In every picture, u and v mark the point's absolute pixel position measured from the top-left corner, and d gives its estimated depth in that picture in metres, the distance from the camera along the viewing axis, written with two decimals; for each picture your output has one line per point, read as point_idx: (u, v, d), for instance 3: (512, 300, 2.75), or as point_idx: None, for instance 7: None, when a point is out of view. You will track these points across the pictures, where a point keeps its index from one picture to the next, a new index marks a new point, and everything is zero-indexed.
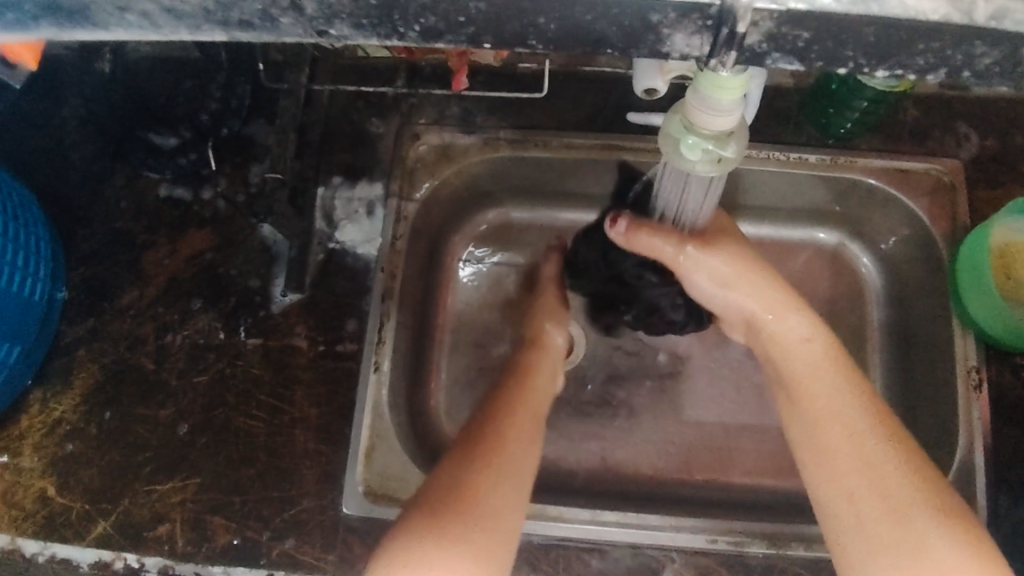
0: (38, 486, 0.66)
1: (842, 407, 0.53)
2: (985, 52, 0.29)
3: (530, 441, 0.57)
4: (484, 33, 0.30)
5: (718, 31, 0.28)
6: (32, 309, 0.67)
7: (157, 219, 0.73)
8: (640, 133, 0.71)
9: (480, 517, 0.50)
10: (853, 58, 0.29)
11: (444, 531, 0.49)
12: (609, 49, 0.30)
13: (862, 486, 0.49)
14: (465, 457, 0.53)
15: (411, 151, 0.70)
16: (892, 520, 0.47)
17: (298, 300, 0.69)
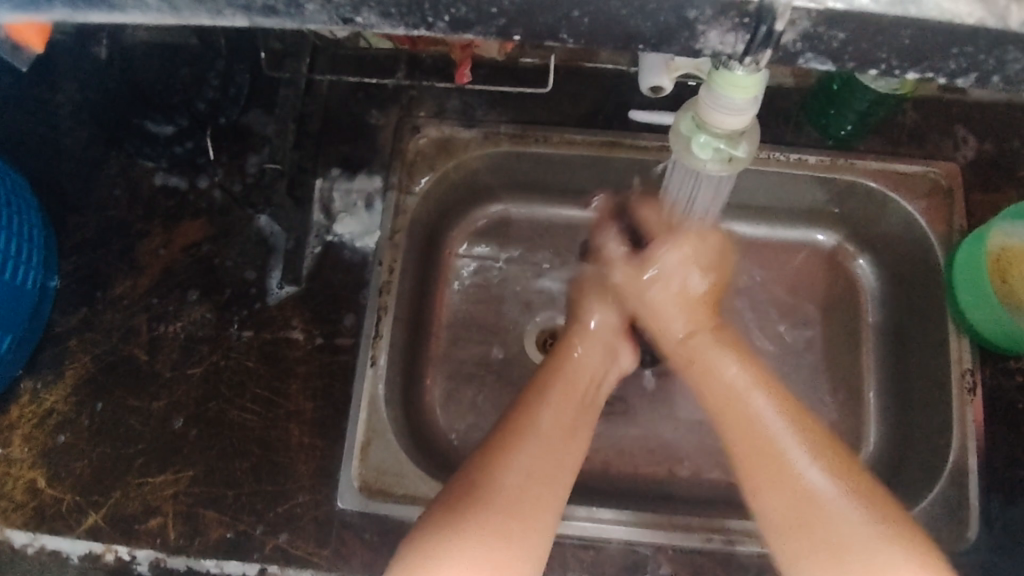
0: (28, 478, 0.65)
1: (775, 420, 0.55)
2: (1017, 58, 0.29)
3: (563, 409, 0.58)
4: (514, 26, 0.30)
5: (755, 29, 0.28)
6: (26, 295, 0.66)
7: (152, 207, 0.72)
8: (642, 130, 0.71)
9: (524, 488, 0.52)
10: (886, 59, 0.29)
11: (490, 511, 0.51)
12: (641, 45, 0.30)
13: (782, 497, 0.52)
14: (510, 443, 0.54)
15: (410, 144, 0.70)
16: (808, 522, 0.51)
17: (295, 292, 0.69)
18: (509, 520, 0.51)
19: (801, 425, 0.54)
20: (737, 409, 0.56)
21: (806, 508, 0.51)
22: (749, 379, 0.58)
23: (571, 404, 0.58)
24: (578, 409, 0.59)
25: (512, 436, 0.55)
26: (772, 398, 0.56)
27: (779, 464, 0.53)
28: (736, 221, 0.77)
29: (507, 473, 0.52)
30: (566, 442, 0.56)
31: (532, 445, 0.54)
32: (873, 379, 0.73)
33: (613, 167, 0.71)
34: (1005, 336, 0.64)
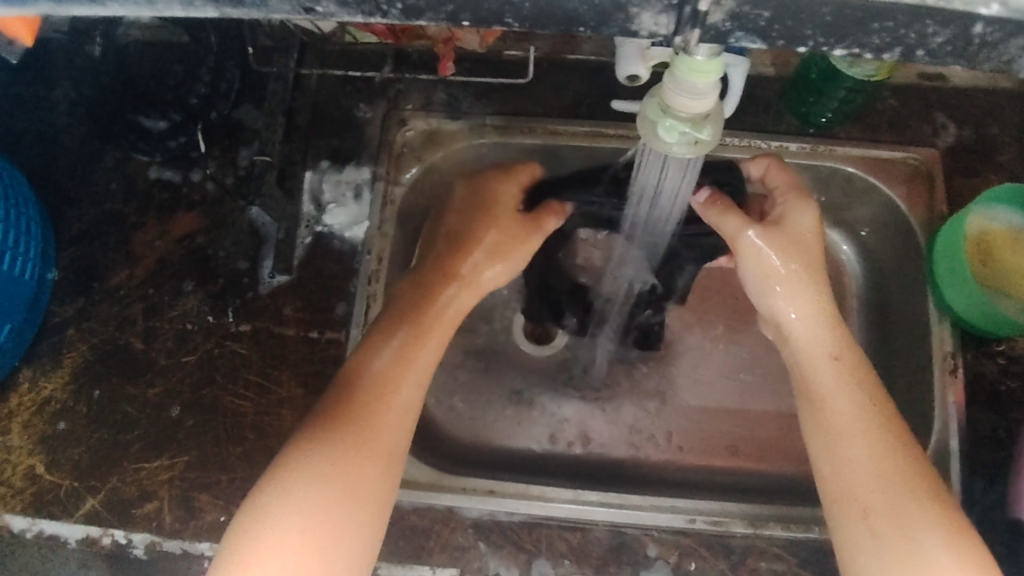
0: (27, 464, 0.66)
1: (842, 390, 0.57)
2: (937, 31, 0.30)
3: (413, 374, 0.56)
4: (462, 12, 0.31)
5: (682, 9, 0.29)
6: (22, 286, 0.67)
7: (147, 200, 0.74)
8: (623, 120, 0.72)
9: (365, 453, 0.52)
10: (812, 36, 0.30)
11: (337, 471, 0.50)
12: (581, 27, 0.31)
13: (869, 484, 0.53)
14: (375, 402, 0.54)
15: (398, 136, 0.71)
16: (894, 526, 0.51)
17: (287, 281, 0.70)
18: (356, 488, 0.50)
19: (891, 425, 0.55)
20: (826, 391, 0.57)
21: (891, 506, 0.51)
22: (856, 375, 0.57)
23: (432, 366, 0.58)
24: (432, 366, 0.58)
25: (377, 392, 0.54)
26: (879, 395, 0.57)
27: (867, 446, 0.54)
28: None
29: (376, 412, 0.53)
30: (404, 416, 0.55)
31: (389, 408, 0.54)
32: None
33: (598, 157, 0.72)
34: (1011, 326, 0.64)
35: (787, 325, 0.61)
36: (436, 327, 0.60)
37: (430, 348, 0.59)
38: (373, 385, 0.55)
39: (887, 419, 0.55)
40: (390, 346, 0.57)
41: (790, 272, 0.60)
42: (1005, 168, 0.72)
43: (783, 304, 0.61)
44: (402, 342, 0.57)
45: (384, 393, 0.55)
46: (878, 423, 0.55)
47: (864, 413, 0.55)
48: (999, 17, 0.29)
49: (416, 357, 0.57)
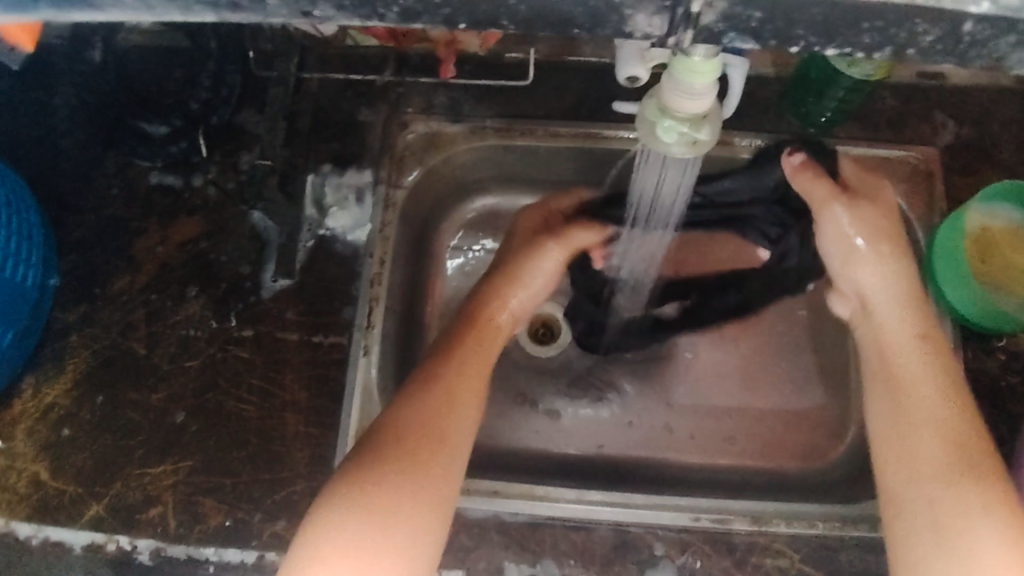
0: (31, 471, 0.67)
1: (925, 381, 0.56)
2: (927, 30, 0.30)
3: (451, 421, 0.56)
4: (458, 15, 0.31)
5: (676, 11, 0.30)
6: (25, 292, 0.68)
7: (149, 206, 0.74)
8: (623, 121, 0.73)
9: (402, 486, 0.51)
10: (804, 36, 0.31)
11: (366, 501, 0.50)
12: (576, 29, 0.31)
13: (937, 482, 0.51)
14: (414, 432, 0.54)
15: (399, 139, 0.71)
16: (962, 520, 0.49)
17: (289, 285, 0.71)
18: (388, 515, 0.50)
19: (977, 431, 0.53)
20: (911, 385, 0.56)
21: (961, 504, 0.49)
22: (941, 375, 0.56)
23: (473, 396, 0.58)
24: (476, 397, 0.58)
25: (417, 423, 0.54)
26: (966, 400, 0.55)
27: (943, 443, 0.52)
28: None
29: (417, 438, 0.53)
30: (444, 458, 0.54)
31: (431, 437, 0.54)
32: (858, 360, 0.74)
33: (598, 158, 0.73)
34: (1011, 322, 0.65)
35: (868, 299, 0.61)
36: (484, 356, 0.60)
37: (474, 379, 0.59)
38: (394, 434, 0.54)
39: (973, 423, 0.53)
40: (439, 375, 0.57)
41: (868, 250, 0.61)
42: (1005, 165, 0.72)
43: (864, 283, 0.62)
44: (444, 375, 0.57)
45: (412, 437, 0.54)
46: (969, 433, 0.53)
47: (948, 415, 0.54)
48: (988, 14, 0.29)
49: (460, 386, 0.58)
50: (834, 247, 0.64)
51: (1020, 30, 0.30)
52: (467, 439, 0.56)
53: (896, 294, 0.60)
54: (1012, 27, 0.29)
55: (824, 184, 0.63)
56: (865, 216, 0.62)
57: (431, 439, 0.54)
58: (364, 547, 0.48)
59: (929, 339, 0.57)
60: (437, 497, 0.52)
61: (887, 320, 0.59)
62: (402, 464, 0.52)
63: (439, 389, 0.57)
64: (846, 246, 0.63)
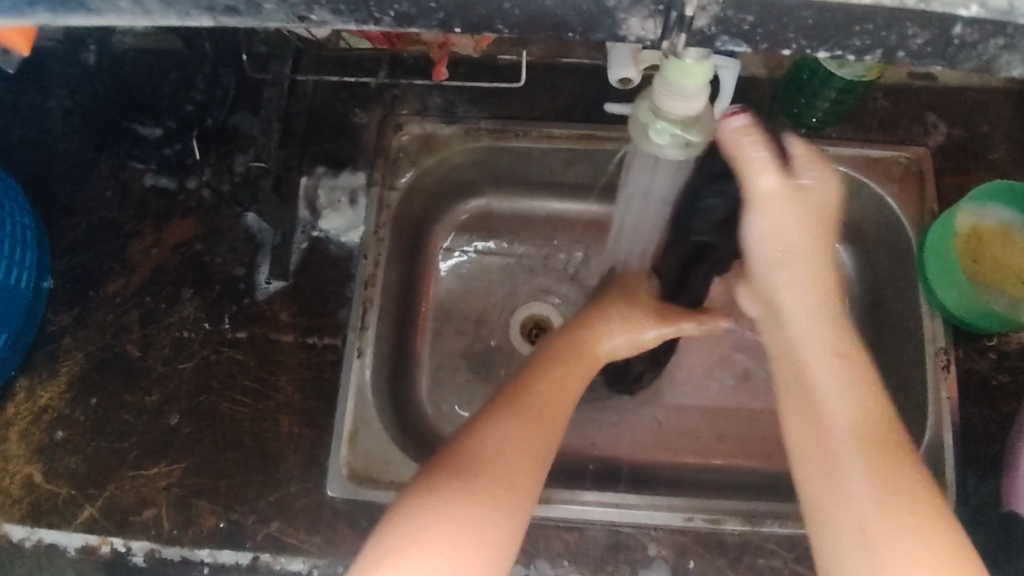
0: (24, 473, 0.67)
1: (830, 377, 0.50)
2: (917, 33, 0.30)
3: (524, 438, 0.55)
4: (454, 18, 0.31)
5: (669, 14, 0.30)
6: (18, 294, 0.68)
7: (143, 208, 0.74)
8: (617, 122, 0.73)
9: (469, 495, 0.51)
10: (795, 40, 0.31)
11: (437, 507, 0.50)
12: (570, 33, 0.31)
13: (847, 497, 0.47)
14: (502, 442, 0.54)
15: (393, 141, 0.71)
16: (897, 543, 0.44)
17: (283, 286, 0.71)
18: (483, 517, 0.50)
19: (892, 433, 0.48)
20: (827, 394, 0.50)
21: (882, 516, 0.45)
22: (853, 373, 0.50)
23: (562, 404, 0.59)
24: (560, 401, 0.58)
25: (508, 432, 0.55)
26: (879, 398, 0.50)
27: (867, 458, 0.47)
28: None
29: (499, 444, 0.54)
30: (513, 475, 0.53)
31: (517, 448, 0.55)
32: None
33: (592, 159, 0.73)
34: (1002, 323, 0.65)
35: (776, 293, 0.55)
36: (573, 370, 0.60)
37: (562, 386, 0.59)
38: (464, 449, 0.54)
39: (885, 419, 0.49)
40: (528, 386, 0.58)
41: (801, 240, 0.54)
42: (996, 166, 0.72)
43: (779, 277, 0.54)
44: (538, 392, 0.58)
45: (481, 454, 0.54)
46: (886, 431, 0.48)
47: (864, 420, 0.49)
48: (977, 18, 0.29)
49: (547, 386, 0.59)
50: (761, 237, 0.55)
51: (1009, 34, 0.30)
52: (540, 462, 0.55)
53: (810, 290, 0.54)
54: (1001, 30, 0.30)
55: (767, 148, 0.53)
56: (780, 211, 0.54)
57: (497, 456, 0.54)
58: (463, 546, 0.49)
59: (826, 332, 0.52)
60: (506, 513, 0.51)
61: (789, 321, 0.53)
62: (472, 475, 0.52)
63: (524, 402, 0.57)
64: (768, 224, 0.54)
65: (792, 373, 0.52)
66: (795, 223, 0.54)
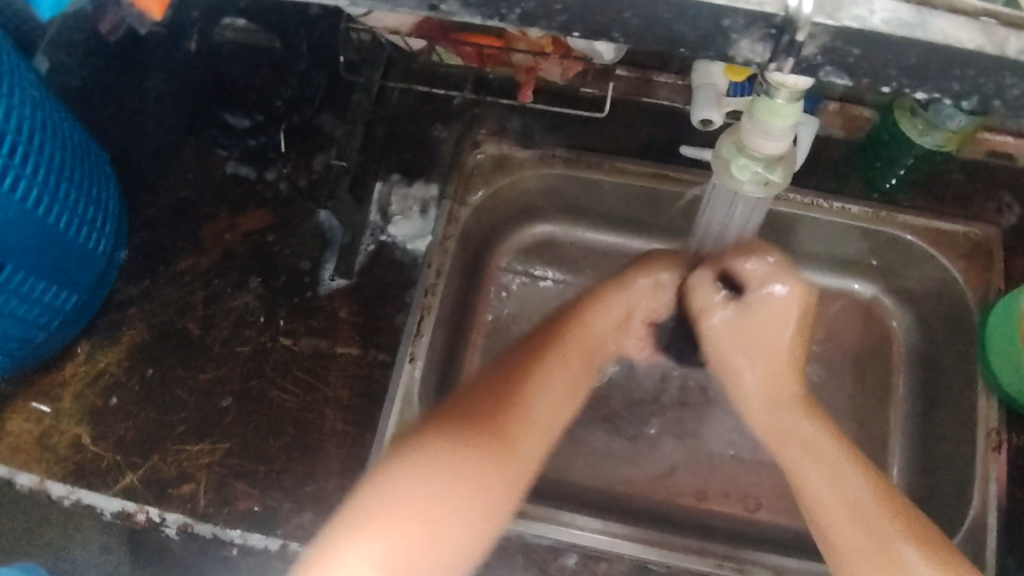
0: (72, 434, 0.69)
1: (820, 436, 0.61)
2: (1014, 83, 0.31)
3: (532, 413, 0.61)
4: (574, 24, 0.33)
5: (779, 39, 0.31)
6: (93, 260, 0.70)
7: (221, 193, 0.77)
8: (689, 166, 0.74)
9: (464, 459, 0.57)
10: (896, 77, 0.32)
11: (424, 462, 0.57)
12: (683, 49, 0.33)
13: (857, 533, 0.57)
14: (505, 415, 0.60)
15: (469, 158, 0.73)
16: (880, 559, 0.56)
17: (346, 285, 0.73)
18: (454, 491, 0.56)
19: (862, 466, 0.60)
20: (807, 450, 0.61)
21: (882, 554, 0.56)
22: (820, 425, 0.62)
23: (579, 372, 0.65)
24: (573, 369, 0.65)
25: (516, 402, 0.61)
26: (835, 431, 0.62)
27: (867, 512, 0.58)
28: None
29: (506, 416, 0.60)
30: (466, 480, 0.57)
31: (523, 428, 0.60)
32: (897, 432, 0.73)
33: (662, 199, 0.74)
34: None
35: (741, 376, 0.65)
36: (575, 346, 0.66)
37: (571, 367, 0.64)
38: (408, 475, 0.56)
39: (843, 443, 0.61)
40: (549, 354, 0.64)
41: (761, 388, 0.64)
42: None
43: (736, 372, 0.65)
44: (553, 362, 0.64)
45: (426, 464, 0.56)
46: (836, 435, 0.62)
47: (852, 458, 0.60)
48: None
49: (562, 364, 0.64)
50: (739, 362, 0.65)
51: None
52: (539, 440, 0.61)
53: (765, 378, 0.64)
54: None
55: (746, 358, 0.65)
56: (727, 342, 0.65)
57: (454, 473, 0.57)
58: (427, 497, 0.55)
59: (800, 400, 0.64)
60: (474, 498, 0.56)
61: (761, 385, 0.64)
62: (475, 433, 0.59)
63: (542, 367, 0.63)
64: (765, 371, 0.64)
65: (781, 435, 0.63)
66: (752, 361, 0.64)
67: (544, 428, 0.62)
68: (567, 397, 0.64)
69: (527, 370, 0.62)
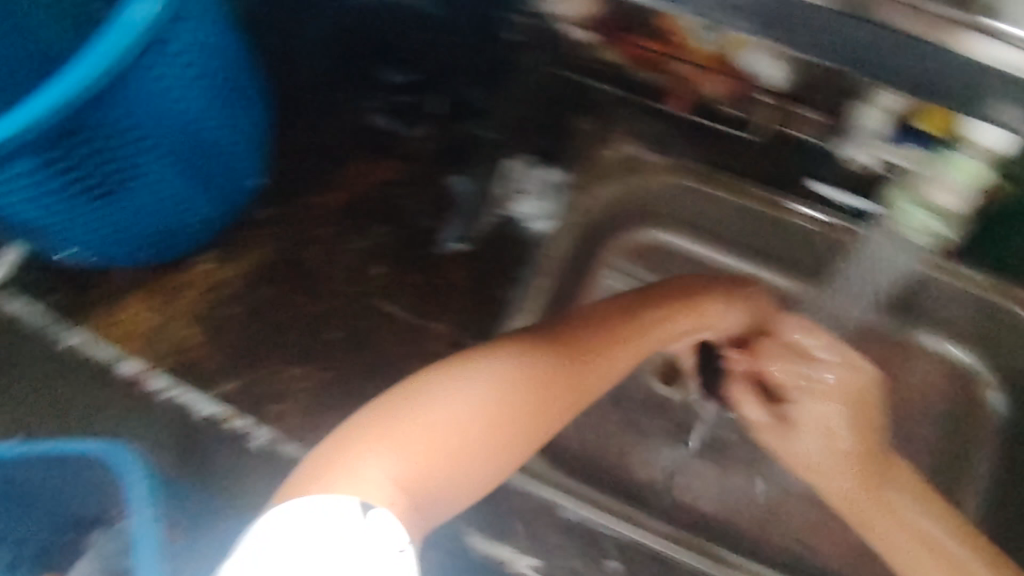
0: (184, 334, 0.76)
1: (894, 480, 0.58)
2: None
3: (613, 355, 0.58)
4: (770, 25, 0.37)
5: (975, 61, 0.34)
6: (240, 180, 0.75)
7: (363, 143, 0.82)
8: (814, 205, 0.73)
9: (536, 376, 0.53)
10: None
11: (482, 367, 0.52)
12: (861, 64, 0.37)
13: None
14: (592, 348, 0.57)
15: (604, 151, 0.77)
16: None
17: (465, 250, 0.77)
18: (502, 412, 0.51)
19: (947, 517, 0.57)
20: (882, 493, 0.58)
21: None
22: (899, 473, 0.59)
23: (683, 315, 0.61)
24: (679, 307, 0.61)
25: (596, 342, 0.57)
26: (905, 472, 0.59)
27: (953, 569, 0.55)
28: (884, 315, 0.73)
29: (587, 350, 0.56)
30: (444, 432, 0.48)
31: (600, 361, 0.57)
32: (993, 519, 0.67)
33: (780, 228, 0.74)
34: None
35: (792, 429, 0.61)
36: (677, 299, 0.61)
37: (670, 326, 0.60)
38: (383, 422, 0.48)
39: (918, 487, 0.59)
40: (656, 303, 0.61)
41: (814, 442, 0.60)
42: None
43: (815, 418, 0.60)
44: (652, 309, 0.60)
45: (417, 406, 0.49)
46: (905, 475, 0.59)
47: (931, 508, 0.57)
48: None
49: (662, 317, 0.60)
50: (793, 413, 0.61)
51: None
52: (614, 374, 0.58)
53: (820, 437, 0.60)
54: None
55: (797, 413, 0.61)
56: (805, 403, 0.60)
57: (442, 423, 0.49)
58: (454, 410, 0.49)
59: (867, 429, 0.60)
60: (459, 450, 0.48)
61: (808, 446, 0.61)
62: (557, 356, 0.55)
63: (636, 315, 0.60)
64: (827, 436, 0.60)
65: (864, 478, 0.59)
66: (814, 413, 0.60)
67: (621, 369, 0.58)
68: (648, 347, 0.60)
69: (625, 312, 0.60)
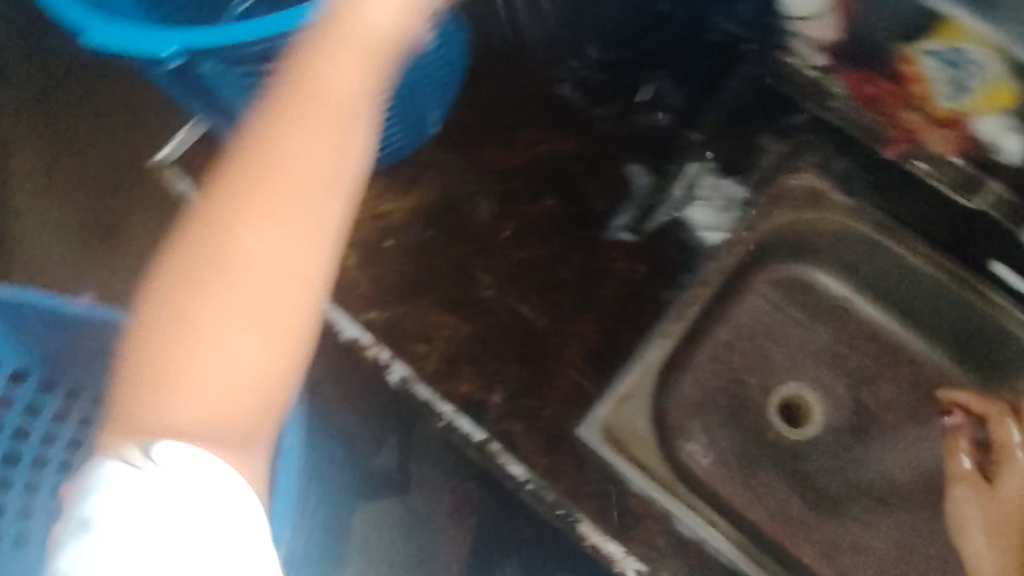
0: (339, 253, 0.76)
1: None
2: None
3: (342, 73, 0.46)
4: None
5: None
6: (429, 112, 0.75)
7: (545, 107, 0.79)
8: (990, 284, 0.74)
9: (260, 145, 0.45)
10: None
11: (270, 172, 0.45)
12: None
13: None
14: (271, 126, 0.45)
15: (788, 180, 0.78)
16: None
17: (631, 241, 0.75)
18: (263, 234, 0.44)
19: None
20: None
21: None
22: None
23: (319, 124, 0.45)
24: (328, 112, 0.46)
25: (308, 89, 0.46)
26: None
27: None
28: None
29: (311, 77, 0.46)
30: (239, 351, 0.44)
31: (301, 123, 0.45)
32: None
33: (945, 297, 0.76)
34: None
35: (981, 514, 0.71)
36: None
37: None
38: (146, 344, 0.44)
39: None
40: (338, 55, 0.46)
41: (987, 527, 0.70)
42: None
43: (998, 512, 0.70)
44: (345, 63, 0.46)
45: (188, 330, 0.44)
46: None
47: None
48: None
49: (324, 78, 0.46)
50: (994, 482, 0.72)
51: None
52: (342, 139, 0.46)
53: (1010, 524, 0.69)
54: None
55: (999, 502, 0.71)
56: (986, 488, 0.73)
57: (168, 360, 0.44)
58: (242, 287, 0.44)
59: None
60: (264, 370, 0.44)
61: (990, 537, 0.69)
62: (309, 100, 0.46)
63: (304, 93, 0.46)
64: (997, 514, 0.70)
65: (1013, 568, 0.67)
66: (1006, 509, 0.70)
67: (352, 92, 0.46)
68: (353, 66, 0.47)
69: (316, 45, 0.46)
